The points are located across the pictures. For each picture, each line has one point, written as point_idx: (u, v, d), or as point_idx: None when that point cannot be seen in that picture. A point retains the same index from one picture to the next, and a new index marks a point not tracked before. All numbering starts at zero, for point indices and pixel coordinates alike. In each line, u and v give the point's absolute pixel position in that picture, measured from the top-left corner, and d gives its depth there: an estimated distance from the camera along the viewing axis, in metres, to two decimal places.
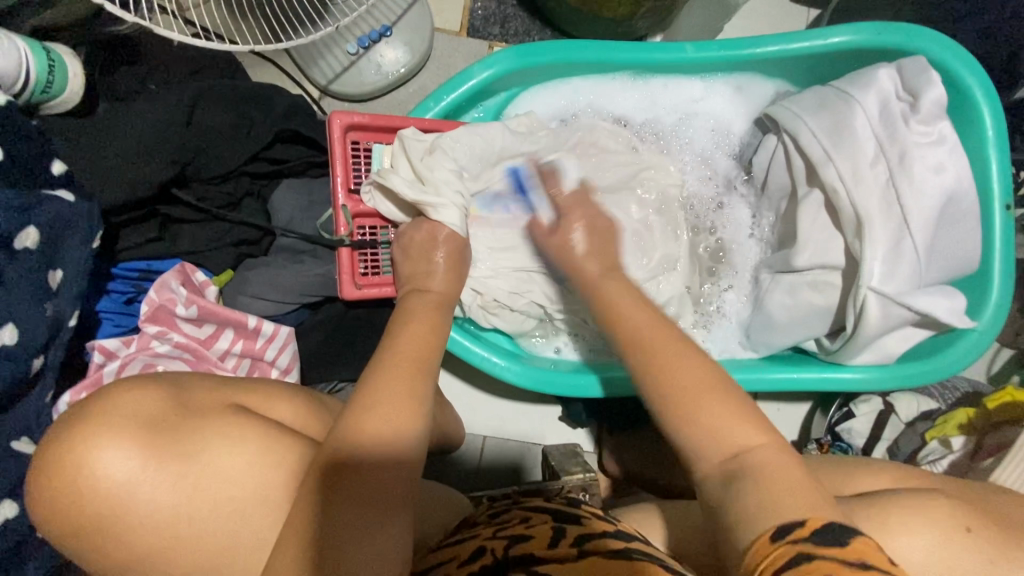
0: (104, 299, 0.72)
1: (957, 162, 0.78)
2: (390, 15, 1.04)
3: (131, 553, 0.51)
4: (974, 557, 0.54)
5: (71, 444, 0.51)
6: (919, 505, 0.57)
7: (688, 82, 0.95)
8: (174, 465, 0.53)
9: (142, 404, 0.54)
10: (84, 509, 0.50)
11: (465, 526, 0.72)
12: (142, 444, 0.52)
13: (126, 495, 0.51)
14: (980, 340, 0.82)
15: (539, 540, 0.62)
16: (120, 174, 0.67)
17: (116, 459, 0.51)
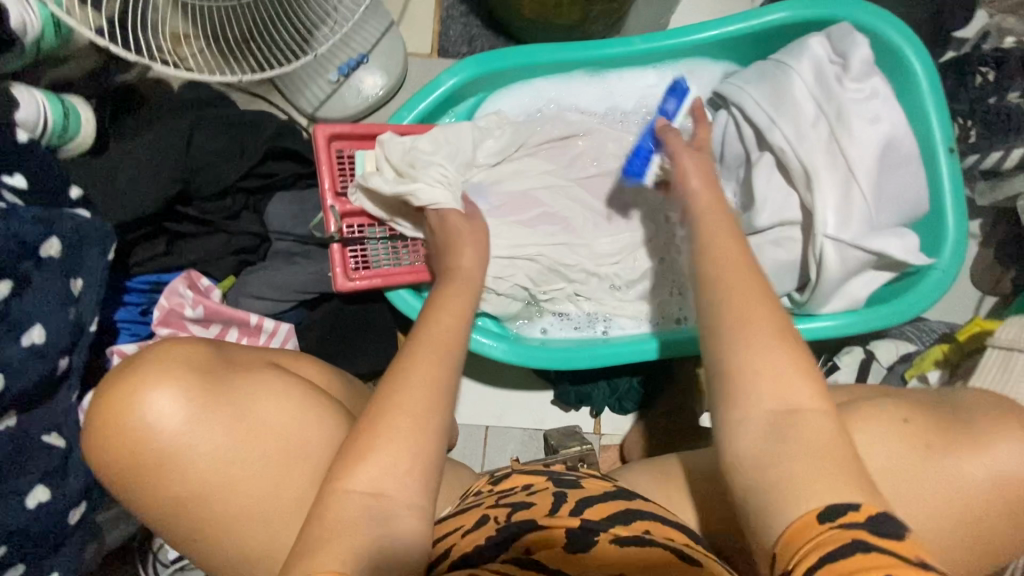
0: (121, 311, 0.80)
1: (892, 112, 0.84)
2: (366, 43, 1.14)
3: (186, 491, 0.58)
4: (925, 443, 0.58)
5: (135, 392, 0.58)
6: (870, 416, 0.60)
7: (641, 72, 1.03)
8: (219, 409, 0.60)
9: (194, 359, 0.62)
10: (147, 450, 0.57)
11: (469, 495, 0.74)
12: (196, 391, 0.59)
13: (182, 437, 0.58)
14: (941, 279, 0.86)
15: (541, 507, 0.65)
16: (129, 194, 0.75)
17: (173, 404, 0.58)
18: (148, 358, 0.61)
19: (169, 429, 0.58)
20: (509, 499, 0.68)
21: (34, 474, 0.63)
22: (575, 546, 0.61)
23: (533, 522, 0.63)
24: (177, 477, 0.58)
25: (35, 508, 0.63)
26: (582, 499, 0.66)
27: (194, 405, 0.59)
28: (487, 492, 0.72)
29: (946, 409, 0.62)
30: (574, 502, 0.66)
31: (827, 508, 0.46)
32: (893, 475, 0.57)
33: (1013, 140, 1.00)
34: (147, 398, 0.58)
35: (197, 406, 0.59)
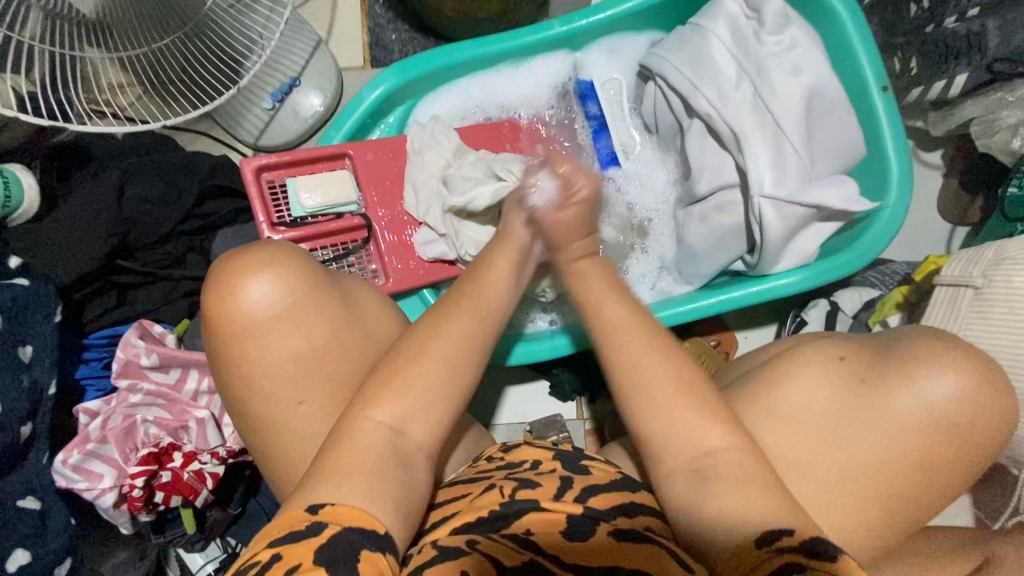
0: (83, 368, 0.82)
1: (814, 61, 0.83)
2: (296, 67, 1.14)
3: (268, 360, 0.62)
4: (848, 384, 0.65)
5: (253, 265, 0.62)
6: (811, 358, 0.67)
7: (565, 52, 1.01)
8: (326, 292, 0.64)
9: (306, 259, 0.66)
10: (250, 313, 0.61)
11: (479, 459, 0.72)
12: (304, 282, 0.63)
13: (280, 313, 0.62)
14: (890, 221, 0.84)
15: (546, 489, 0.63)
16: (69, 256, 0.77)
17: (280, 286, 0.62)
18: (262, 244, 0.66)
19: (280, 302, 0.62)
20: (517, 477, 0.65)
21: (13, 538, 0.67)
22: (578, 535, 0.59)
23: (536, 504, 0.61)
24: (266, 347, 0.62)
25: (18, 571, 0.66)
26: (588, 486, 0.64)
27: (305, 282, 0.63)
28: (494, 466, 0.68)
29: (873, 350, 0.68)
30: (578, 490, 0.63)
31: (765, 533, 0.51)
32: (829, 406, 0.65)
33: (955, 66, 0.95)
34: (262, 274, 0.62)
35: (307, 285, 0.63)
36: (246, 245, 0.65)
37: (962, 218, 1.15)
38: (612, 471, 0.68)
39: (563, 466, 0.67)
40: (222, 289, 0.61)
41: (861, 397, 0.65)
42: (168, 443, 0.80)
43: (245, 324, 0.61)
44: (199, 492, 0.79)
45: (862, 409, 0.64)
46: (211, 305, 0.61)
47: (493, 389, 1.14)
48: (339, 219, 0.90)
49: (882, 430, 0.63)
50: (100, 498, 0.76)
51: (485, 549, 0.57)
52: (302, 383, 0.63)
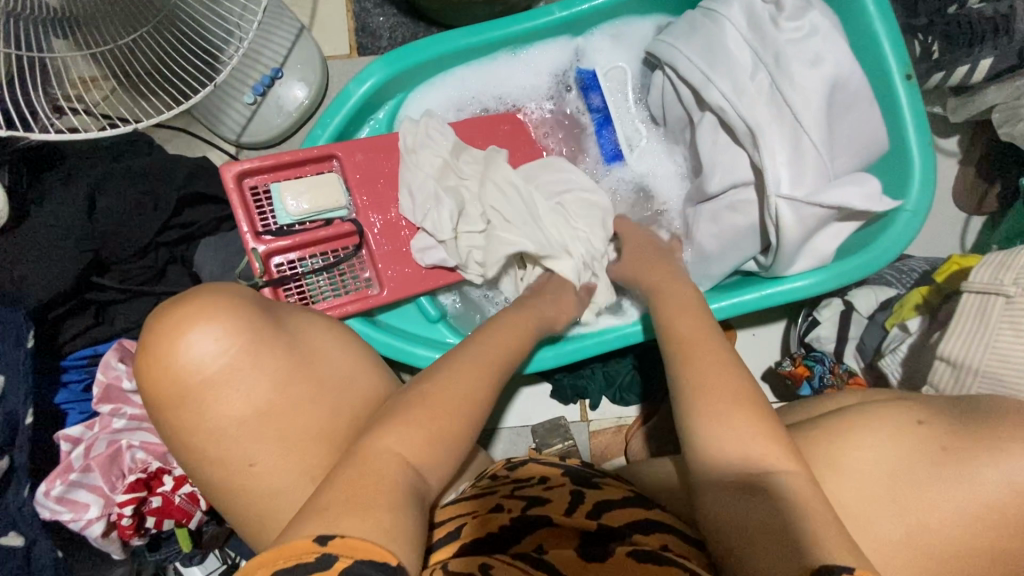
0: (62, 392, 0.78)
1: (834, 49, 0.77)
2: (278, 57, 1.07)
3: (214, 423, 0.59)
4: (928, 451, 0.60)
5: (185, 324, 0.59)
6: (886, 418, 0.62)
7: (567, 40, 0.95)
8: (268, 347, 0.61)
9: (246, 312, 0.61)
10: (189, 376, 0.58)
11: (483, 480, 0.69)
12: (239, 339, 0.59)
13: (219, 373, 0.59)
14: (912, 220, 0.79)
15: (556, 505, 0.60)
16: (40, 275, 0.72)
17: (215, 345, 0.58)
18: (199, 295, 0.62)
19: (215, 363, 0.58)
20: (525, 493, 0.62)
21: None
22: (592, 553, 0.56)
23: (546, 519, 0.59)
24: (209, 411, 0.59)
25: None
26: (602, 503, 0.61)
27: (242, 339, 0.59)
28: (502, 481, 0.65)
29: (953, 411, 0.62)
30: (590, 505, 0.60)
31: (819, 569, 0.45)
32: (913, 477, 0.59)
33: (980, 51, 0.90)
34: (195, 334, 0.58)
35: (246, 341, 0.59)
36: (184, 296, 0.62)
37: (980, 208, 1.10)
38: (626, 489, 0.64)
39: (572, 481, 0.65)
40: (155, 352, 0.58)
41: (949, 470, 0.58)
42: (156, 468, 0.76)
43: (181, 389, 0.58)
44: (192, 515, 0.78)
45: (952, 487, 0.58)
46: (149, 370, 0.59)
47: (503, 390, 1.11)
48: (328, 225, 0.84)
49: (965, 505, 0.57)
50: (87, 529, 0.72)
51: (500, 575, 0.52)
52: (257, 437, 0.60)
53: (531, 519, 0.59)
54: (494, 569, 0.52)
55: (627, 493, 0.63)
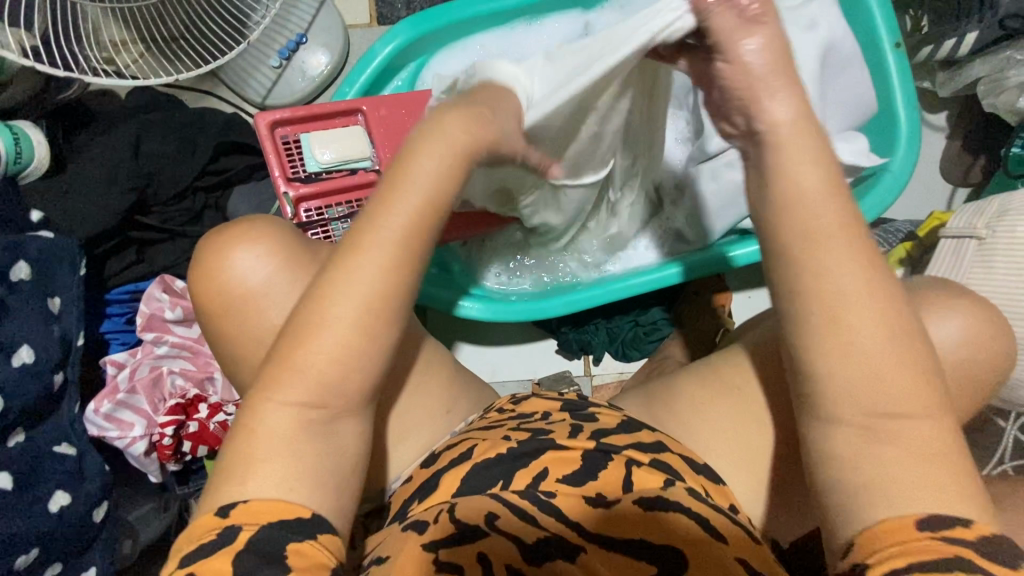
0: (107, 322, 0.84)
1: (829, 16, 0.84)
2: (303, 24, 1.13)
3: (251, 340, 0.61)
4: None
5: (227, 247, 0.61)
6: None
7: (581, 10, 1.02)
8: (307, 266, 0.62)
9: (284, 240, 0.63)
10: (231, 294, 0.61)
11: (489, 414, 0.73)
12: (278, 263, 0.61)
13: (257, 293, 0.60)
14: (899, 176, 0.85)
15: (558, 433, 0.64)
16: (90, 209, 0.77)
17: (254, 266, 0.61)
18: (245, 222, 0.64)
19: (258, 278, 0.60)
20: (528, 425, 0.66)
21: (53, 481, 0.69)
22: (596, 496, 0.57)
23: (550, 442, 0.63)
24: (246, 327, 0.61)
25: (59, 512, 0.69)
26: (598, 429, 0.65)
27: (286, 257, 0.61)
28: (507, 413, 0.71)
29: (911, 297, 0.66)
30: (589, 432, 0.64)
31: (925, 516, 0.44)
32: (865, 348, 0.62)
33: (965, 25, 0.96)
34: (241, 252, 0.61)
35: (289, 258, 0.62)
36: (232, 223, 0.64)
37: (966, 179, 1.16)
38: (619, 415, 0.68)
39: (573, 415, 0.68)
40: (204, 269, 0.61)
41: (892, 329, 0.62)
42: (194, 395, 0.82)
43: (224, 302, 0.61)
44: (222, 443, 0.81)
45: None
46: (195, 286, 0.61)
47: (513, 340, 1.19)
48: (353, 174, 0.89)
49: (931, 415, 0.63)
50: (131, 447, 0.78)
51: (503, 528, 0.53)
52: None
53: (535, 443, 0.63)
54: (499, 521, 0.54)
55: (620, 421, 0.67)
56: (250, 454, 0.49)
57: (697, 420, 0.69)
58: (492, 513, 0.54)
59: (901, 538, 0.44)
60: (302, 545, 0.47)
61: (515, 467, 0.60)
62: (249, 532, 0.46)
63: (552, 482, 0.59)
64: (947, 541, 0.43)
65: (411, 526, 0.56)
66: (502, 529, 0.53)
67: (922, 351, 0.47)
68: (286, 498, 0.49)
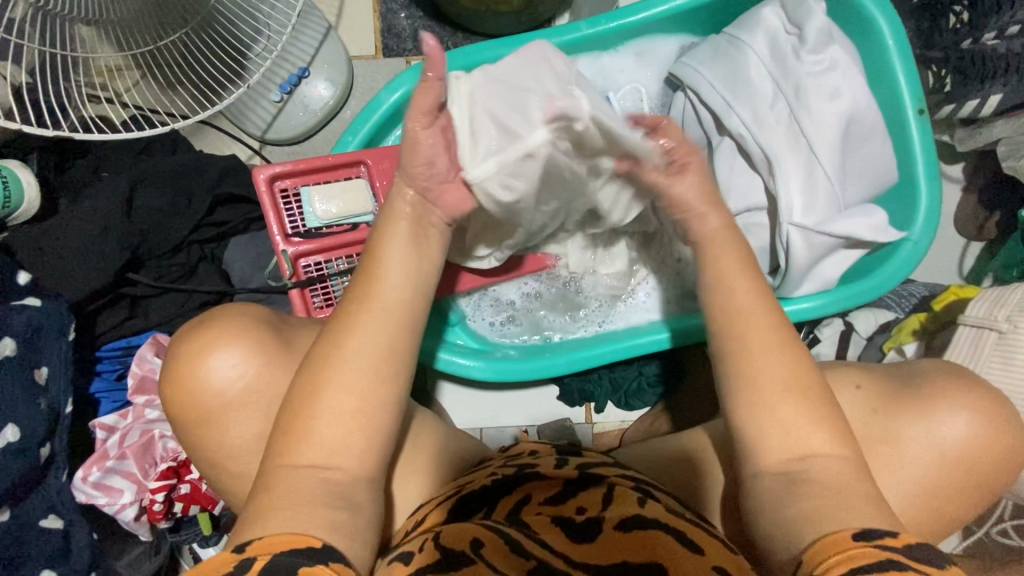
0: (98, 381, 0.81)
1: (852, 84, 0.81)
2: (305, 56, 1.09)
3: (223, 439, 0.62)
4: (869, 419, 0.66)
5: (207, 344, 0.62)
6: (848, 404, 0.66)
7: (595, 57, 0.98)
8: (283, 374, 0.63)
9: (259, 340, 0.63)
10: (208, 396, 0.62)
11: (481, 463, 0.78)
12: (253, 366, 0.62)
13: (233, 393, 0.62)
14: (915, 250, 0.83)
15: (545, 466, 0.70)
16: (81, 270, 0.74)
17: (229, 366, 0.62)
18: (223, 319, 0.64)
19: (236, 386, 0.62)
20: (516, 462, 0.72)
21: (41, 559, 0.67)
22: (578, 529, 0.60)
23: (535, 473, 0.68)
24: (218, 427, 0.62)
25: None
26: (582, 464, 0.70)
27: (263, 362, 0.63)
28: (495, 461, 0.74)
29: (897, 376, 0.69)
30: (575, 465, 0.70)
31: (862, 531, 0.48)
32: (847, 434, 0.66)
33: (989, 87, 0.93)
34: (218, 360, 0.62)
35: (265, 362, 0.63)
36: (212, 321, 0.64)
37: (980, 235, 1.14)
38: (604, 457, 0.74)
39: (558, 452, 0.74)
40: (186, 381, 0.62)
41: (878, 425, 0.65)
42: (186, 456, 0.80)
43: (198, 403, 0.62)
44: (216, 501, 0.82)
45: (916, 501, 0.63)
46: (170, 380, 0.62)
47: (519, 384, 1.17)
48: (355, 229, 0.87)
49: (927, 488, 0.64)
50: (121, 512, 0.77)
51: (489, 556, 0.54)
52: None
53: (521, 476, 0.67)
54: (484, 549, 0.55)
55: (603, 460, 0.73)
56: (271, 503, 0.51)
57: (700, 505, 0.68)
58: (478, 540, 0.56)
59: (842, 546, 0.47)
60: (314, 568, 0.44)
61: (499, 498, 0.65)
62: (264, 561, 0.44)
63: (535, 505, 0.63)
64: (880, 547, 0.46)
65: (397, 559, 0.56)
66: (486, 557, 0.54)
67: (827, 402, 0.58)
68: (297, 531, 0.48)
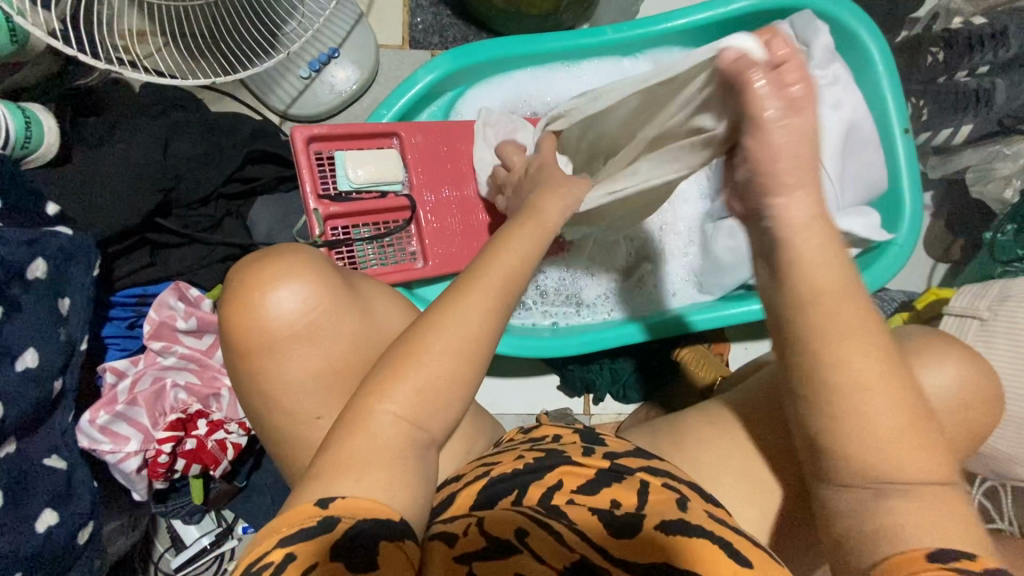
0: (109, 326, 0.79)
1: (851, 97, 0.90)
2: (336, 38, 1.12)
3: (255, 345, 0.66)
4: None
5: (273, 280, 0.66)
6: None
7: (616, 61, 1.05)
8: (338, 312, 0.68)
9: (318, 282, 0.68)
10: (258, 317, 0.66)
11: (502, 445, 0.78)
12: (309, 298, 0.67)
13: (285, 317, 0.66)
14: (901, 252, 0.91)
15: (574, 451, 0.69)
16: (109, 207, 0.73)
17: (287, 297, 0.66)
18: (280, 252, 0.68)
19: (299, 317, 0.66)
20: (543, 446, 0.71)
21: (42, 498, 0.64)
22: (618, 530, 0.60)
23: (567, 458, 0.67)
24: (264, 328, 0.66)
25: (46, 532, 0.64)
26: (610, 452, 0.70)
27: (320, 300, 0.67)
28: (521, 443, 0.74)
29: None
30: (603, 452, 0.69)
31: (934, 551, 0.48)
32: None
33: (962, 117, 1.05)
34: (279, 289, 0.66)
35: (327, 302, 0.67)
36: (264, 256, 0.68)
37: (947, 256, 1.24)
38: (627, 445, 0.72)
39: (583, 438, 0.73)
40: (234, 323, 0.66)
41: None
42: (195, 410, 0.78)
43: (259, 325, 0.66)
44: (219, 462, 0.78)
45: None
46: (240, 293, 0.66)
47: (527, 368, 1.18)
48: (383, 197, 0.89)
49: None
50: (123, 462, 0.73)
51: (534, 547, 0.57)
52: None
53: (553, 460, 0.67)
54: (527, 538, 0.58)
55: (627, 447, 0.72)
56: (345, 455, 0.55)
57: (706, 459, 0.72)
58: (523, 530, 0.59)
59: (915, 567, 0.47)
60: (392, 543, 0.51)
61: (532, 481, 0.64)
62: (346, 524, 0.51)
63: (567, 493, 0.64)
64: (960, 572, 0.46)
65: (439, 537, 0.59)
66: (530, 546, 0.58)
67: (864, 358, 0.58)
68: (379, 500, 0.54)
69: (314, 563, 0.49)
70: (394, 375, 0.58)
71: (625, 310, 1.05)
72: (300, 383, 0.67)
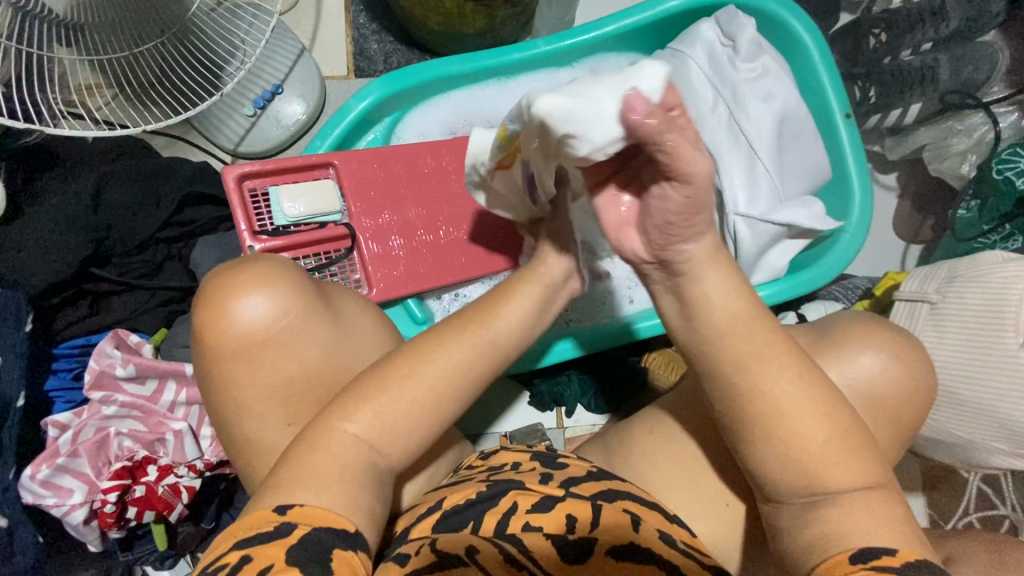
0: (52, 379, 0.81)
1: (784, 88, 0.89)
2: (278, 74, 1.13)
3: (227, 348, 0.60)
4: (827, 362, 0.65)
5: (243, 284, 0.61)
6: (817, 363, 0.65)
7: (552, 73, 1.05)
8: (316, 319, 0.63)
9: (294, 286, 0.62)
10: (232, 322, 0.60)
11: (462, 469, 0.71)
12: (283, 302, 0.61)
13: (262, 323, 0.61)
14: (853, 239, 0.89)
15: (529, 480, 0.63)
16: (38, 261, 0.75)
17: (258, 303, 0.60)
18: (253, 261, 0.63)
19: (272, 323, 0.61)
20: (498, 476, 0.65)
21: None
22: (571, 555, 0.56)
23: (519, 484, 0.62)
24: (235, 331, 0.60)
25: None
26: (568, 479, 0.64)
27: (299, 306, 0.62)
28: (476, 470, 0.68)
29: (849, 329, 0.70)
30: (559, 479, 0.63)
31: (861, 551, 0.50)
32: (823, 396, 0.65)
33: (910, 97, 1.03)
34: (254, 294, 0.60)
35: (304, 308, 0.62)
36: (232, 262, 0.64)
37: (917, 236, 1.20)
38: (588, 467, 0.67)
39: (541, 463, 0.67)
40: (205, 331, 0.61)
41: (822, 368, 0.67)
42: (142, 456, 0.78)
43: (234, 335, 0.60)
44: (172, 507, 0.77)
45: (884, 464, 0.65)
46: (209, 296, 0.61)
47: (494, 386, 1.16)
48: (322, 228, 0.89)
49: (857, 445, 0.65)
50: (70, 514, 0.74)
51: (483, 563, 0.53)
52: (250, 418, 0.62)
53: (506, 488, 0.61)
54: (479, 555, 0.53)
55: (588, 470, 0.66)
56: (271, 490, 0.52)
57: (655, 471, 0.69)
58: (473, 547, 0.54)
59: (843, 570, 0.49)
60: (346, 553, 0.48)
61: (486, 509, 0.59)
62: (304, 531, 0.48)
63: (521, 516, 0.59)
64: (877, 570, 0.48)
65: (392, 559, 0.54)
66: (481, 564, 0.52)
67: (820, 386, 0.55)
68: (331, 510, 0.50)
69: (269, 565, 0.44)
70: (329, 409, 0.56)
71: (592, 314, 1.03)
72: (242, 409, 0.62)
